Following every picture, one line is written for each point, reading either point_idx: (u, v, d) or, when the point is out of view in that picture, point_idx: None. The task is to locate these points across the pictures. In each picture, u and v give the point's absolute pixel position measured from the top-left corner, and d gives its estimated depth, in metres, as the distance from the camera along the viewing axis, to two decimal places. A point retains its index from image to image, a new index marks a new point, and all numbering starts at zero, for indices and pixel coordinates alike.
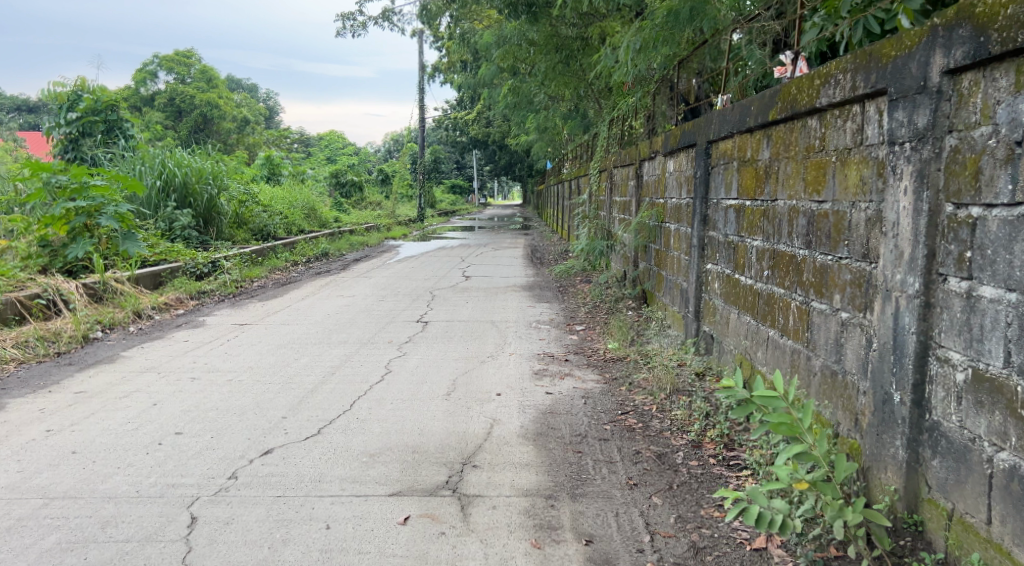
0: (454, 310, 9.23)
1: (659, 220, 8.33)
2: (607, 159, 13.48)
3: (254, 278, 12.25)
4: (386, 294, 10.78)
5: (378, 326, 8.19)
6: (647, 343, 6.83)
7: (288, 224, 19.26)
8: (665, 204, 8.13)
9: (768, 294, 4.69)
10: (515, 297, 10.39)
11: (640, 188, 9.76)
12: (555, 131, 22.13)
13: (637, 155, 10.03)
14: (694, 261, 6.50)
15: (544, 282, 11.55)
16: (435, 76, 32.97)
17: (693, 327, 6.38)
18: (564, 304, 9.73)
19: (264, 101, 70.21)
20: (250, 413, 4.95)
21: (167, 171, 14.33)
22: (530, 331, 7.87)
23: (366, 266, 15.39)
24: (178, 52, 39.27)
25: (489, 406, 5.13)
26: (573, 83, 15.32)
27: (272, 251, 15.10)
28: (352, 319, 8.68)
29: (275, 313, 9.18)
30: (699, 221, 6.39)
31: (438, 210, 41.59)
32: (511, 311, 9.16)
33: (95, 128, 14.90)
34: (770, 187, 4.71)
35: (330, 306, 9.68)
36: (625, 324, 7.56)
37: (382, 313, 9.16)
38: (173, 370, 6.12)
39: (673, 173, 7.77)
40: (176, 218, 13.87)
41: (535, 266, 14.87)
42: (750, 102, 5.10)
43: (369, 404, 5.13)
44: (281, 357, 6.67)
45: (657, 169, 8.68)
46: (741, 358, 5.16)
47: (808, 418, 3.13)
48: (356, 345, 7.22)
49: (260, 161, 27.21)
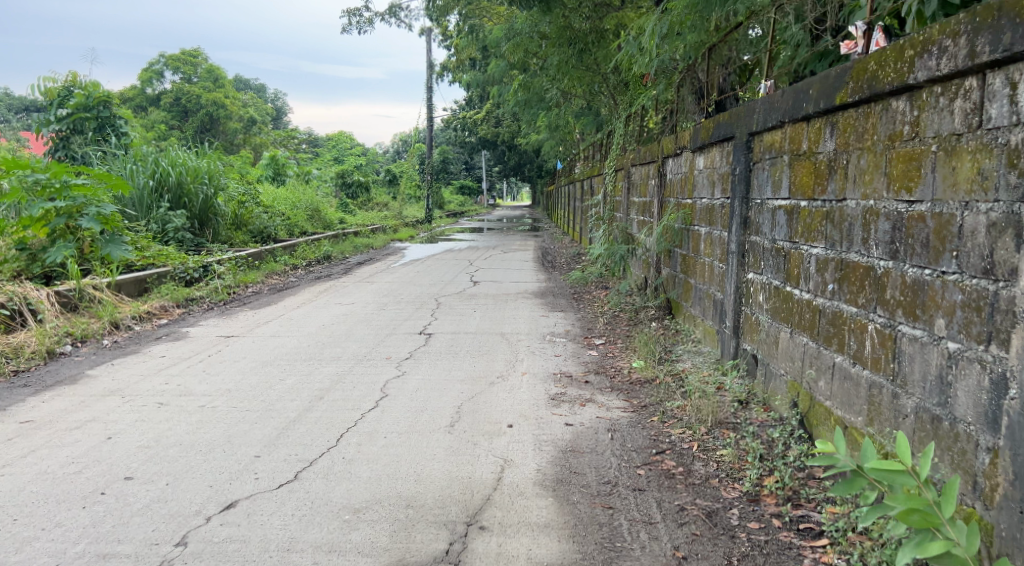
0: (461, 321, 8.47)
1: (687, 223, 7.58)
2: (623, 158, 12.72)
3: (249, 283, 11.53)
4: (387, 302, 10.02)
5: (377, 339, 7.44)
6: (679, 363, 6.07)
7: (290, 225, 18.55)
8: (694, 205, 7.37)
9: (833, 313, 3.94)
10: (526, 305, 9.63)
11: (662, 188, 8.99)
12: (566, 130, 21.41)
13: (659, 152, 9.27)
14: (732, 270, 5.74)
15: (558, 289, 10.78)
16: (444, 74, 32.32)
17: (732, 345, 5.63)
18: (579, 314, 8.97)
19: (271, 103, 69.84)
20: (218, 450, 4.23)
21: (161, 170, 13.66)
22: (544, 346, 7.11)
23: (369, 269, 14.65)
24: (185, 51, 38.76)
25: (499, 442, 4.38)
26: (587, 78, 14.59)
27: (271, 253, 14.40)
28: (349, 331, 7.93)
29: (267, 323, 8.45)
30: (737, 224, 5.63)
31: (446, 212, 40.87)
32: (522, 322, 8.41)
33: (87, 125, 14.22)
34: (836, 184, 3.96)
35: (327, 315, 8.93)
36: (651, 339, 6.80)
37: (382, 323, 8.42)
38: (140, 393, 5.38)
39: (703, 170, 7.00)
40: (169, 220, 13.18)
41: (546, 270, 14.13)
42: (807, 84, 4.35)
43: (357, 439, 4.40)
44: (265, 377, 5.93)
45: (684, 166, 7.91)
46: (794, 384, 4.41)
47: (945, 507, 2.53)
48: (350, 361, 6.48)
49: (265, 162, 26.55)
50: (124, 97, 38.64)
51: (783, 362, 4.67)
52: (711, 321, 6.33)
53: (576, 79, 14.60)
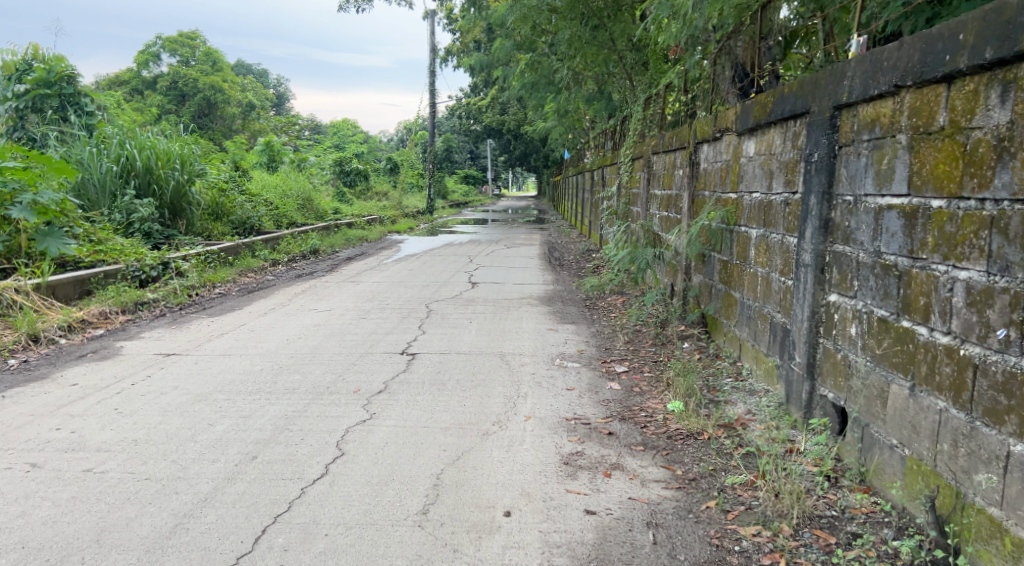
0: (453, 335, 7.08)
1: (730, 222, 6.21)
2: (642, 145, 11.25)
3: (217, 282, 10.15)
4: (370, 308, 8.61)
5: (347, 361, 6.06)
6: (732, 409, 4.70)
7: (278, 214, 17.14)
8: (740, 202, 5.99)
9: (1005, 372, 2.68)
10: (531, 315, 8.22)
11: (694, 179, 7.56)
12: (576, 115, 19.92)
13: (691, 136, 7.83)
14: (804, 289, 4.36)
15: (568, 295, 9.37)
16: (448, 59, 30.85)
17: (806, 389, 4.27)
18: (594, 328, 7.58)
19: (274, 89, 68.83)
20: (74, 560, 2.96)
21: (127, 154, 12.29)
22: (554, 375, 5.71)
23: (358, 266, 13.29)
24: (182, 32, 37.61)
25: (488, 549, 3.07)
26: (601, 56, 13.10)
27: (251, 247, 13.00)
28: (316, 349, 6.53)
29: (221, 336, 7.06)
30: (813, 227, 4.26)
31: (449, 202, 39.41)
32: (526, 338, 7.00)
33: (47, 103, 12.84)
34: (1013, 174, 2.70)
35: (296, 326, 7.54)
36: (692, 370, 5.44)
37: (358, 337, 7.02)
38: (10, 447, 4.03)
39: (755, 157, 5.62)
40: (134, 209, 11.83)
41: (553, 270, 12.73)
42: (951, 30, 2.99)
43: (286, 539, 3.11)
44: (190, 419, 4.55)
45: (726, 152, 6.49)
46: (915, 465, 3.12)
47: None
48: (306, 396, 5.09)
49: (259, 147, 25.22)
50: (119, 80, 37.43)
51: (895, 428, 3.33)
52: (770, 351, 4.98)
53: (590, 56, 13.13)
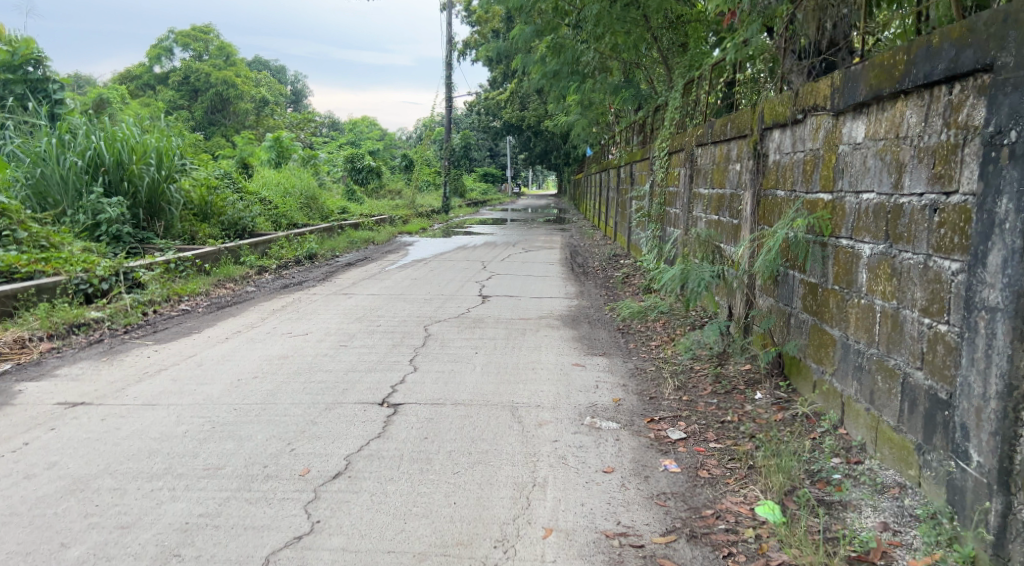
0: (452, 376, 5.53)
1: (821, 234, 4.60)
2: (681, 136, 9.67)
3: (183, 296, 8.65)
4: (356, 332, 7.09)
5: (306, 417, 4.54)
6: (857, 525, 3.17)
7: (276, 214, 15.67)
8: (841, 206, 4.41)
9: None
10: (552, 344, 6.66)
11: (760, 175, 5.97)
12: (601, 107, 18.33)
13: (754, 120, 6.24)
14: (983, 352, 2.86)
15: (596, 317, 7.79)
16: (466, 52, 29.35)
17: (996, 509, 2.78)
18: (631, 363, 6.01)
19: (292, 87, 67.91)
20: None
21: (94, 146, 10.80)
22: (584, 447, 4.13)
23: (357, 274, 11.80)
24: (195, 27, 36.42)
25: None
26: (633, 36, 11.50)
27: (236, 252, 11.55)
28: (270, 395, 4.99)
29: (157, 374, 5.54)
30: (1006, 251, 2.78)
31: (467, 201, 37.95)
32: (546, 381, 5.45)
33: (10, 90, 11.61)
34: None
35: (256, 359, 6.01)
36: (780, 448, 3.88)
37: (331, 376, 5.48)
38: None
39: (870, 145, 4.06)
40: (101, 209, 10.36)
41: (577, 279, 11.16)
42: None
43: None
44: (41, 531, 3.12)
45: (814, 139, 4.92)
46: None
47: None
48: (229, 484, 3.55)
49: (266, 143, 23.81)
50: (130, 74, 36.33)
51: None
52: (908, 429, 3.42)
53: (620, 37, 11.55)
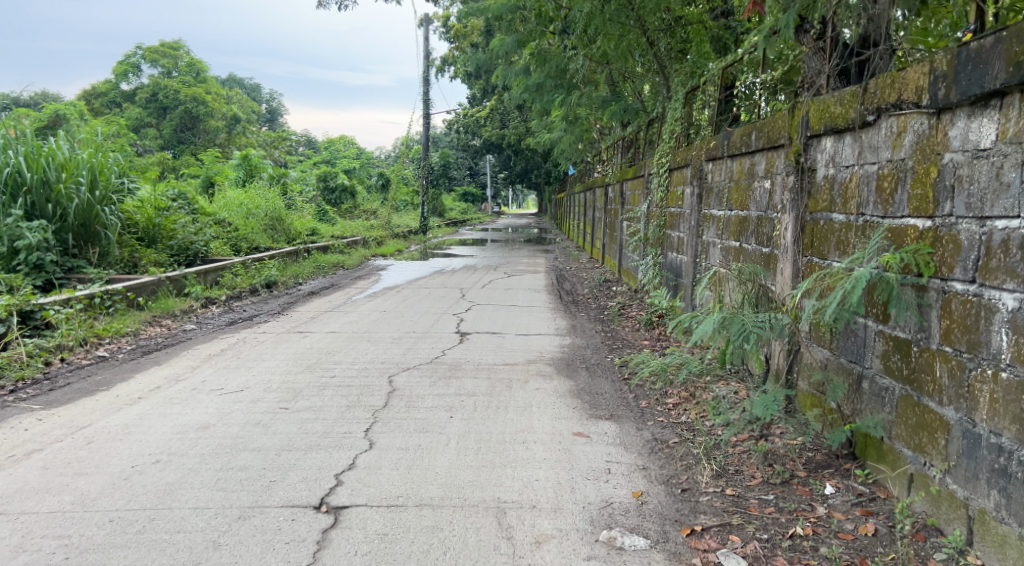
0: (418, 455, 4.22)
1: (921, 271, 3.30)
2: (684, 151, 8.50)
3: (104, 337, 7.28)
4: (304, 387, 5.76)
5: (213, 535, 3.26)
6: None
7: (235, 237, 14.25)
8: (952, 234, 3.18)
9: None
10: (546, 400, 5.39)
11: (804, 196, 4.72)
12: (587, 123, 17.15)
13: (792, 127, 5.00)
14: None
15: (595, 362, 6.52)
16: (444, 68, 28.19)
17: None
18: (648, 431, 4.74)
19: (267, 106, 66.48)
20: None
21: (14, 163, 9.39)
22: None
23: (319, 305, 10.47)
24: (164, 43, 34.85)
25: None
26: (627, 41, 10.32)
27: (181, 281, 10.13)
28: (168, 494, 3.66)
29: (26, 456, 4.20)
30: None
31: (447, 220, 36.66)
32: (541, 462, 4.15)
33: None
34: None
35: (167, 430, 4.68)
36: None
37: (257, 458, 4.15)
38: None
39: (1008, 152, 2.95)
40: (19, 235, 8.96)
41: (568, 310, 9.92)
42: None
43: None
44: None
45: (895, 145, 3.70)
46: None
47: None
48: None
49: (234, 161, 22.35)
50: (96, 92, 34.72)
51: None
52: None
53: (613, 43, 10.36)
